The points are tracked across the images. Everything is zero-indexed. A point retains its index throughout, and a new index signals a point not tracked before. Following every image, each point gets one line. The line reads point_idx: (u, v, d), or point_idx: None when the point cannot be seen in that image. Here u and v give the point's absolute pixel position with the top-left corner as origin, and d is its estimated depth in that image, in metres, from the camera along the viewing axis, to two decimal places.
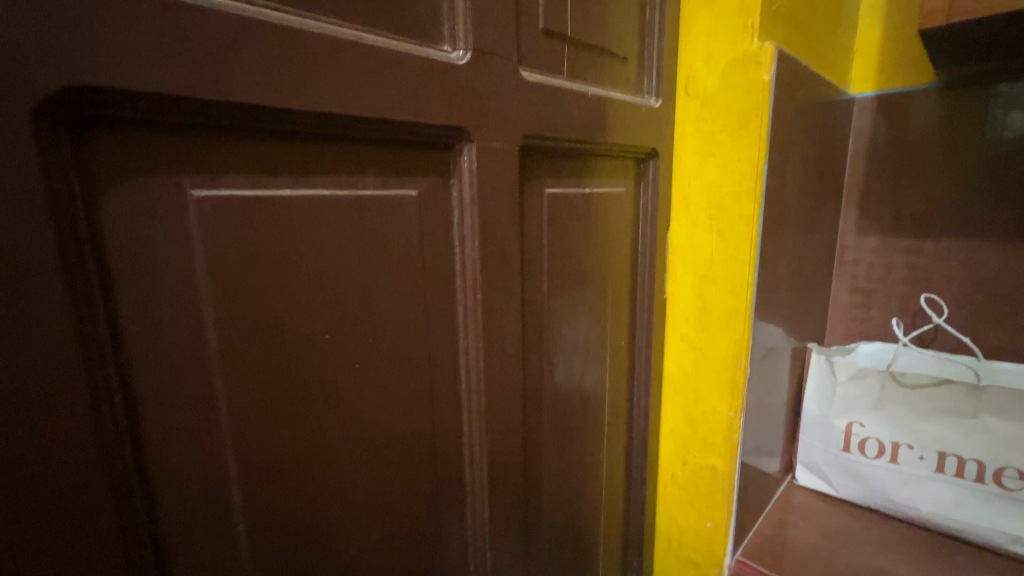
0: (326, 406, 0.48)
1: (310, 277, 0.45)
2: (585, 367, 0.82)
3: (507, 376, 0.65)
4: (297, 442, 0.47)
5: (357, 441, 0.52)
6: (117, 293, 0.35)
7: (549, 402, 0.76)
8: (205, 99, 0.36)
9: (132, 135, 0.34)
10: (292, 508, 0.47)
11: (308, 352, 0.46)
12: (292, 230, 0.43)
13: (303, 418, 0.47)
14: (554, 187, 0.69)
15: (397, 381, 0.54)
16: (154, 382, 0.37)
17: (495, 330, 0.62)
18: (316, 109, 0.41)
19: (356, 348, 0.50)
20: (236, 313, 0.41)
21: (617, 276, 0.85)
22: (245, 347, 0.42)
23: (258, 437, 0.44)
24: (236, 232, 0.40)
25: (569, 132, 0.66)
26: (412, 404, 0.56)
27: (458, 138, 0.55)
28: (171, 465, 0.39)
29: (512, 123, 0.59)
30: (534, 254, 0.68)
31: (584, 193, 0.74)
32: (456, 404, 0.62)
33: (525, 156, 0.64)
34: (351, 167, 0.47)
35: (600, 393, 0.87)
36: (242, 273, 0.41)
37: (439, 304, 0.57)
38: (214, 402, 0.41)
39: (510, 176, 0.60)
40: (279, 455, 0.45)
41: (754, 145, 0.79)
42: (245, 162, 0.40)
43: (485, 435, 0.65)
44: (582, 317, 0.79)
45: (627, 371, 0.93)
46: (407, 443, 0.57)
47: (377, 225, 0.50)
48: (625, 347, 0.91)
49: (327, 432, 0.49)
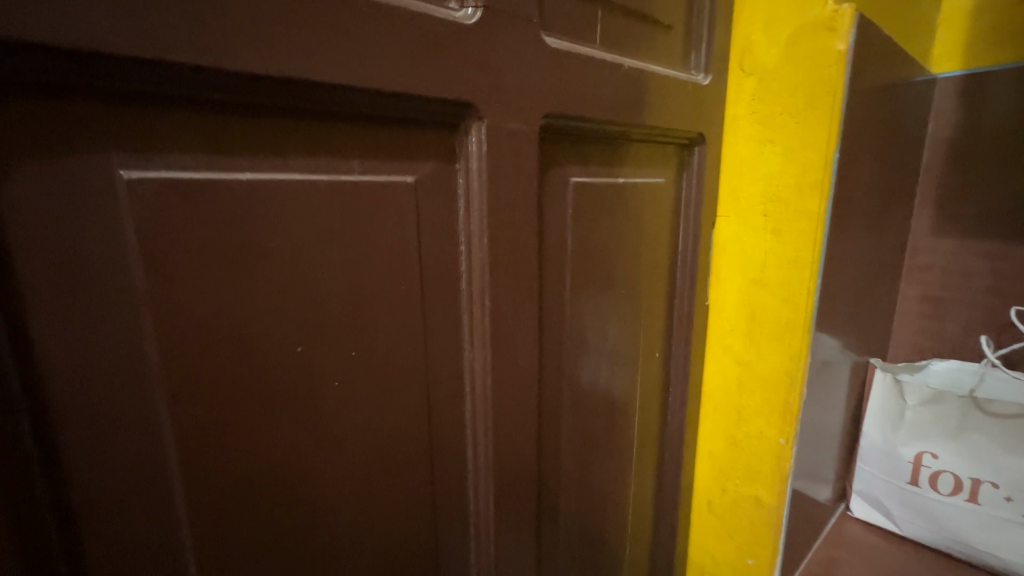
0: (302, 431, 0.41)
1: (276, 282, 0.38)
2: (613, 382, 0.73)
3: (518, 395, 0.57)
4: (265, 472, 0.40)
5: (338, 469, 0.45)
6: (26, 299, 0.28)
7: (569, 421, 0.68)
8: (133, 58, 0.28)
9: (42, 102, 0.27)
10: (257, 548, 0.41)
11: (276, 369, 0.39)
12: (254, 223, 0.36)
13: (273, 444, 0.40)
14: (581, 176, 0.60)
15: (388, 399, 0.47)
16: (76, 405, 0.31)
17: (505, 341, 0.53)
18: (282, 72, 0.33)
19: (337, 361, 0.43)
20: (182, 319, 0.34)
21: (653, 280, 0.75)
22: (195, 359, 0.35)
23: (214, 467, 0.37)
24: (182, 224, 0.33)
25: (600, 112, 0.57)
26: (405, 425, 0.49)
27: (463, 115, 0.46)
28: (101, 502, 0.33)
29: (530, 98, 0.50)
30: (555, 254, 0.59)
31: (616, 184, 0.64)
32: (459, 424, 0.54)
33: (547, 138, 0.55)
34: (330, 147, 0.39)
35: (629, 412, 0.77)
36: (193, 275, 0.34)
37: (440, 311, 0.49)
38: (155, 426, 0.34)
39: (528, 161, 0.51)
40: (243, 487, 0.39)
41: (823, 129, 0.67)
42: (193, 137, 0.33)
43: (493, 462, 0.56)
44: (610, 325, 0.70)
45: (661, 387, 0.83)
46: (401, 471, 0.50)
47: (364, 218, 0.42)
48: (659, 360, 0.81)
49: (305, 462, 0.42)
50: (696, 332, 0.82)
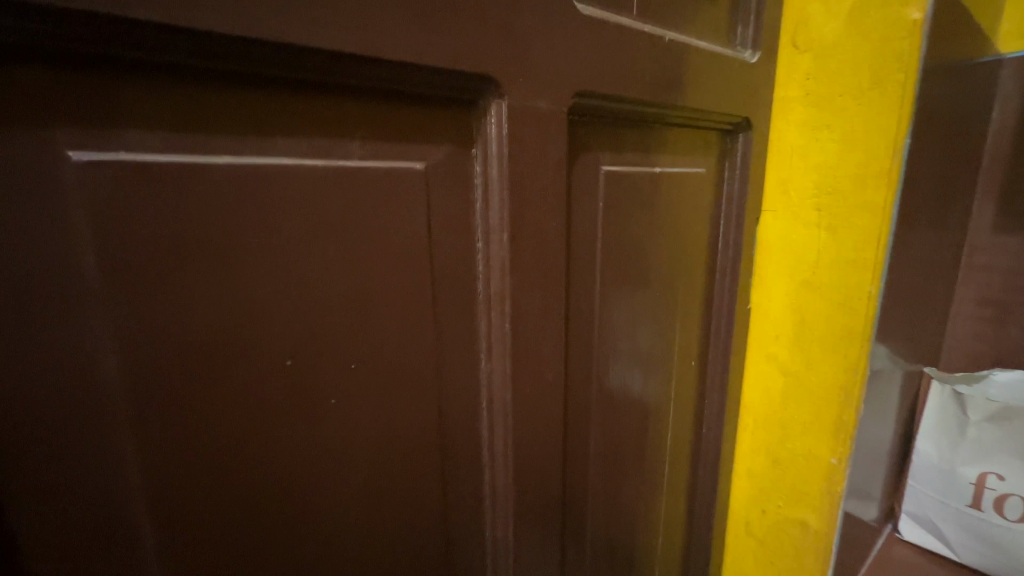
0: (294, 455, 0.36)
1: (263, 285, 0.33)
2: (644, 392, 0.66)
3: (544, 410, 0.50)
4: (254, 506, 0.35)
5: (335, 500, 0.39)
6: None
7: (596, 435, 0.61)
8: (78, 12, 0.23)
9: None
10: None
11: (267, 383, 0.34)
12: (230, 217, 0.31)
13: (260, 471, 0.35)
14: (615, 165, 0.53)
15: (394, 415, 0.41)
16: (19, 432, 0.26)
17: (528, 350, 0.46)
18: (266, 36, 0.28)
19: (336, 374, 0.37)
20: (148, 328, 0.29)
21: (692, 281, 0.68)
22: (168, 375, 0.30)
23: (193, 500, 0.32)
24: (145, 217, 0.28)
25: (636, 91, 0.50)
26: (414, 446, 0.42)
27: (483, 91, 0.40)
28: (54, 544, 0.28)
29: (560, 74, 0.43)
30: (585, 250, 0.52)
31: (653, 173, 0.57)
32: (477, 442, 0.47)
33: (577, 121, 0.48)
34: (327, 126, 0.33)
35: (661, 424, 0.70)
36: (162, 277, 0.29)
37: (457, 315, 0.43)
38: (119, 454, 0.29)
39: (557, 146, 0.44)
40: (225, 522, 0.34)
41: (892, 112, 0.61)
42: (161, 113, 0.28)
43: (515, 485, 0.49)
44: (642, 329, 0.63)
45: (695, 398, 0.76)
46: (407, 498, 0.43)
47: (368, 210, 0.36)
48: (694, 367, 0.74)
49: (297, 496, 0.37)
50: (736, 337, 0.75)
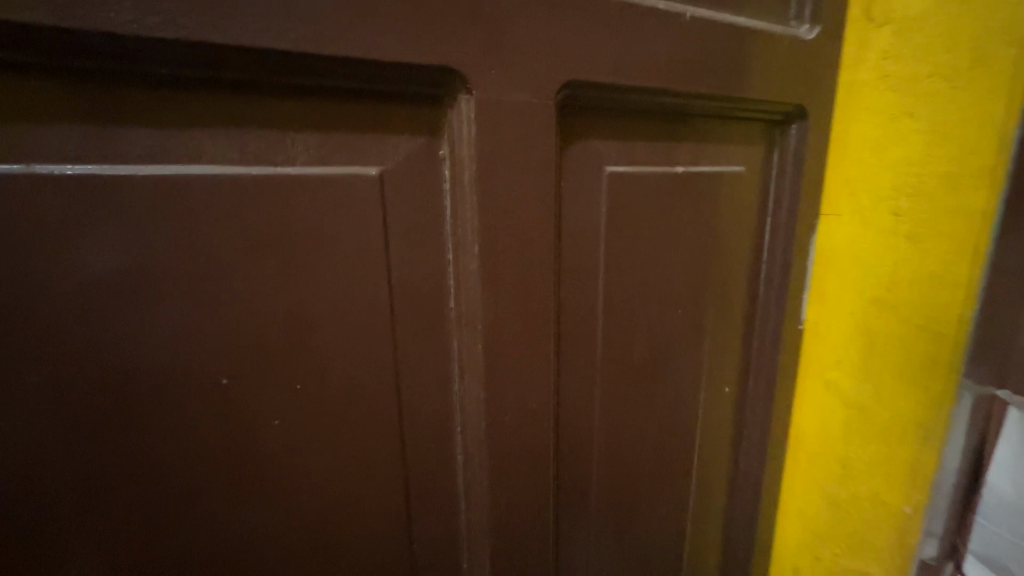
0: (228, 488, 0.33)
1: (186, 305, 0.29)
2: (669, 429, 0.56)
3: (527, 445, 0.44)
4: (194, 540, 0.32)
5: (283, 537, 0.35)
6: None
7: (602, 481, 0.52)
8: None
9: None
10: None
11: (199, 410, 0.31)
12: (128, 240, 0.27)
13: (191, 509, 0.32)
14: (623, 167, 0.44)
15: (345, 445, 0.37)
16: None
17: (505, 377, 0.41)
18: (171, 33, 0.26)
19: (277, 398, 0.33)
20: (31, 363, 0.26)
21: (732, 302, 0.58)
22: (87, 400, 0.28)
23: (124, 533, 0.30)
24: (38, 236, 0.25)
25: (647, 78, 0.42)
26: (372, 481, 0.38)
27: (448, 85, 0.35)
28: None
29: (540, 61, 0.37)
30: (587, 263, 0.44)
31: (676, 174, 0.48)
32: (450, 476, 0.42)
33: (567, 119, 0.41)
34: (264, 127, 0.31)
35: (688, 466, 0.60)
36: (74, 297, 0.27)
37: (419, 334, 0.38)
38: (38, 483, 0.28)
39: (540, 145, 0.38)
40: (162, 558, 0.32)
41: (999, 96, 0.49)
42: (72, 122, 0.26)
43: (490, 529, 0.44)
44: (670, 355, 0.53)
45: (731, 433, 0.65)
46: (366, 537, 0.39)
47: (314, 220, 0.32)
48: (732, 399, 0.63)
49: (240, 530, 0.34)
50: (785, 364, 0.64)
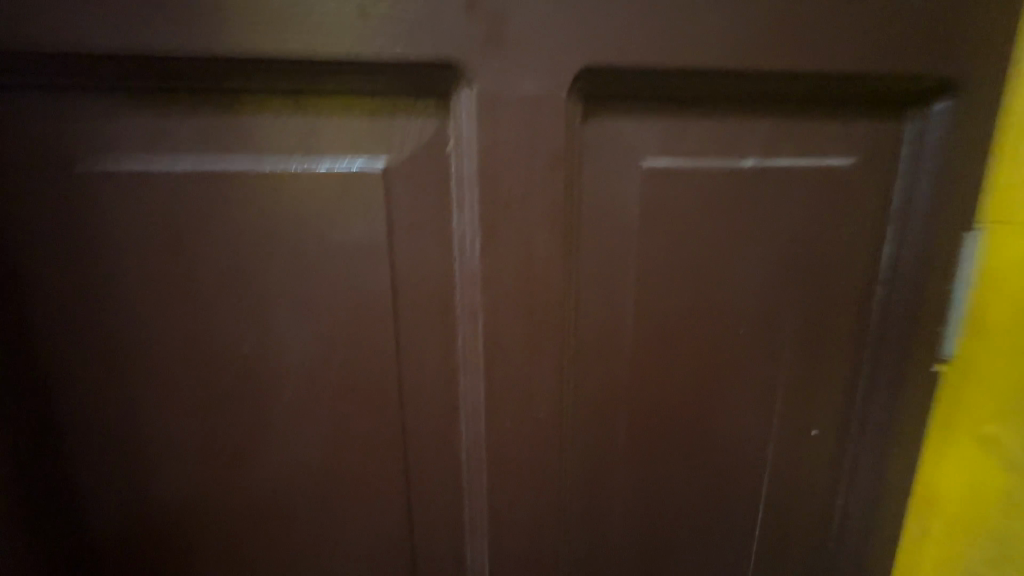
0: (246, 439, 0.38)
1: (218, 283, 0.35)
2: (722, 469, 0.48)
3: (532, 449, 0.42)
4: (223, 474, 0.39)
5: (293, 486, 0.40)
6: (21, 279, 0.33)
7: (633, 503, 0.47)
8: (62, 53, 0.29)
9: (25, 100, 0.31)
10: (211, 543, 0.40)
11: (229, 367, 0.37)
12: (178, 224, 0.34)
13: (214, 453, 0.38)
14: (663, 160, 0.39)
15: (349, 419, 0.40)
16: (62, 373, 0.35)
17: (508, 377, 0.40)
18: (198, 51, 0.30)
19: (289, 368, 0.38)
20: (107, 316, 0.34)
21: (832, 332, 0.46)
22: (151, 349, 0.35)
23: (177, 458, 0.38)
24: (120, 219, 0.33)
25: (695, 56, 0.35)
26: (375, 455, 0.41)
27: (450, 79, 0.34)
28: (89, 462, 0.37)
29: (549, 47, 0.34)
30: (614, 265, 0.40)
31: (739, 168, 0.40)
32: (452, 471, 0.43)
33: (597, 110, 0.37)
34: (279, 127, 0.34)
35: (754, 518, 0.51)
36: (142, 267, 0.34)
37: (421, 327, 0.39)
38: (122, 408, 0.36)
39: (552, 137, 0.35)
40: (202, 484, 0.39)
41: None
42: (140, 129, 0.32)
43: (491, 523, 0.43)
44: (728, 379, 0.45)
45: (829, 495, 0.52)
46: (369, 506, 0.42)
47: (320, 212, 0.35)
48: (829, 455, 0.50)
49: (258, 476, 0.39)
50: (915, 422, 0.48)
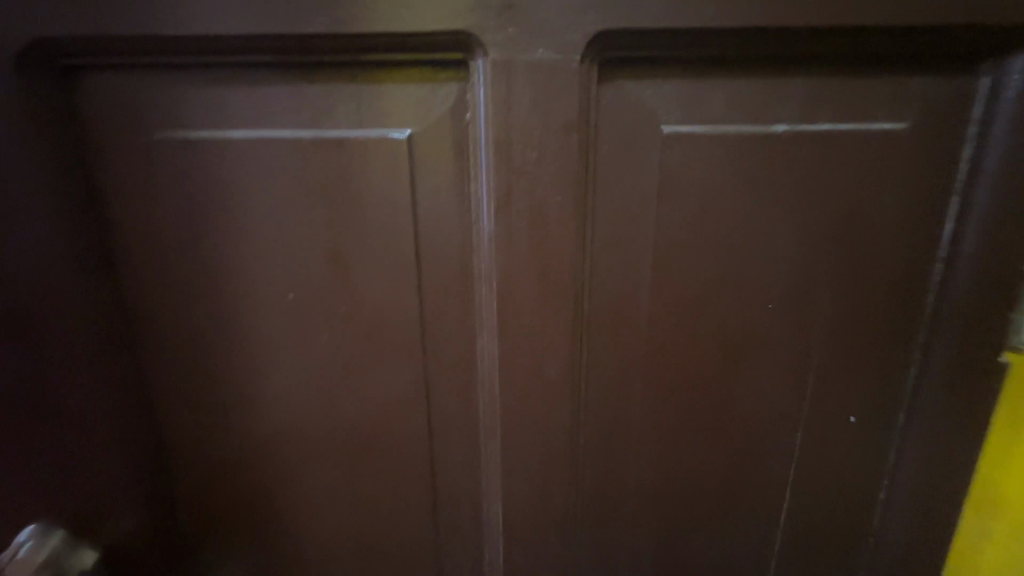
0: (288, 378, 0.44)
1: (264, 237, 0.40)
2: (745, 449, 0.47)
3: (543, 408, 0.44)
4: (269, 407, 0.44)
5: (326, 422, 0.45)
6: (116, 229, 0.40)
7: (646, 471, 0.48)
8: (137, 36, 0.34)
9: (116, 78, 0.37)
10: (259, 466, 0.46)
11: (273, 312, 0.42)
12: (232, 184, 0.39)
13: (262, 387, 0.44)
14: (685, 126, 0.38)
15: (375, 366, 0.44)
16: (145, 310, 0.42)
17: (520, 336, 0.42)
18: (242, 30, 0.34)
19: (323, 317, 0.42)
20: (177, 263, 0.40)
21: (875, 313, 0.43)
22: (212, 294, 0.41)
23: (233, 390, 0.44)
24: (187, 179, 0.39)
25: (716, 13, 0.34)
26: (398, 402, 0.45)
27: (466, 47, 0.36)
28: (166, 386, 0.44)
29: (563, 12, 0.34)
30: (628, 231, 0.40)
31: (770, 134, 0.38)
32: (468, 423, 0.46)
33: (613, 74, 0.37)
34: (315, 97, 0.37)
35: (780, 503, 0.49)
36: (204, 222, 0.39)
37: (440, 285, 0.42)
38: (191, 343, 0.43)
39: (564, 102, 0.36)
40: (253, 414, 0.45)
41: None
42: (203, 101, 0.37)
43: (503, 475, 0.46)
44: (751, 354, 0.44)
45: (869, 486, 0.49)
46: (392, 447, 0.46)
47: (349, 175, 0.39)
48: (869, 446, 0.47)
49: (298, 411, 0.44)
50: (970, 415, 0.44)
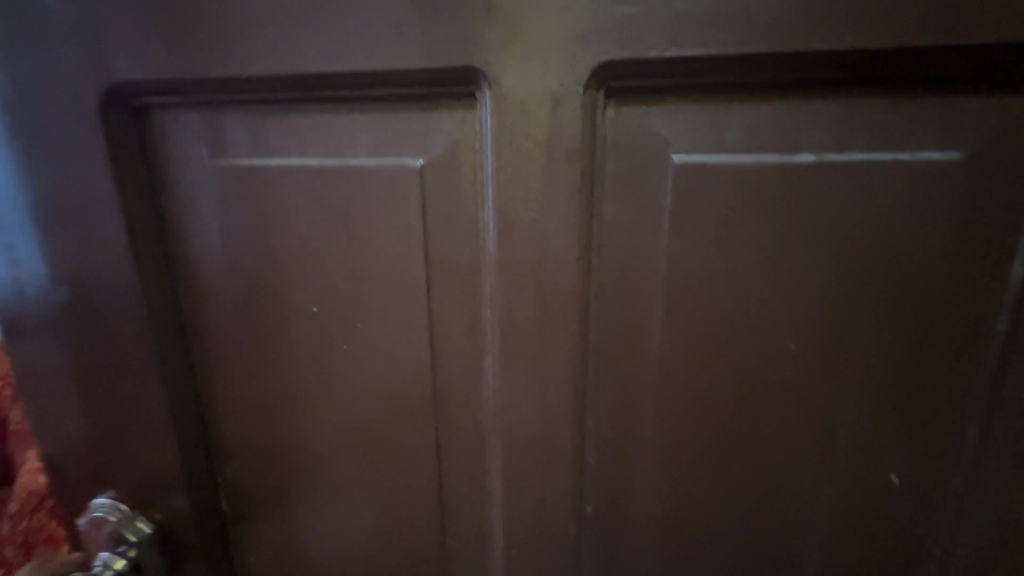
0: (311, 383, 0.47)
1: (292, 254, 0.43)
2: (768, 496, 0.44)
3: (547, 433, 0.44)
4: (295, 409, 0.48)
5: (344, 427, 0.48)
6: (173, 242, 0.45)
7: (658, 508, 0.46)
8: (192, 77, 0.39)
9: (178, 112, 0.42)
10: (286, 461, 0.50)
11: (299, 323, 0.45)
12: (268, 206, 0.43)
13: (289, 391, 0.48)
14: (698, 155, 0.36)
15: (388, 379, 0.46)
16: (195, 315, 0.47)
17: (524, 360, 0.42)
18: (275, 70, 0.38)
19: (343, 329, 0.45)
20: (222, 275, 0.45)
21: (922, 360, 0.38)
22: (248, 304, 0.45)
23: (265, 391, 0.48)
24: (232, 201, 0.43)
25: (731, 39, 0.32)
26: (409, 414, 0.46)
27: (475, 80, 0.37)
28: (211, 385, 0.49)
29: (566, 44, 0.34)
30: (637, 260, 0.39)
31: (797, 161, 0.35)
32: (476, 440, 0.46)
33: (621, 103, 0.36)
34: (340, 128, 0.40)
35: (807, 559, 0.45)
36: (243, 238, 0.44)
37: (450, 305, 0.43)
38: (231, 347, 0.47)
39: (568, 132, 0.36)
40: (281, 414, 0.48)
41: None
42: (247, 132, 0.42)
43: (507, 494, 0.46)
44: (774, 395, 0.41)
45: (918, 552, 0.43)
46: (403, 456, 0.48)
47: (368, 199, 0.41)
48: (915, 507, 0.42)
49: (320, 415, 0.48)
50: None
